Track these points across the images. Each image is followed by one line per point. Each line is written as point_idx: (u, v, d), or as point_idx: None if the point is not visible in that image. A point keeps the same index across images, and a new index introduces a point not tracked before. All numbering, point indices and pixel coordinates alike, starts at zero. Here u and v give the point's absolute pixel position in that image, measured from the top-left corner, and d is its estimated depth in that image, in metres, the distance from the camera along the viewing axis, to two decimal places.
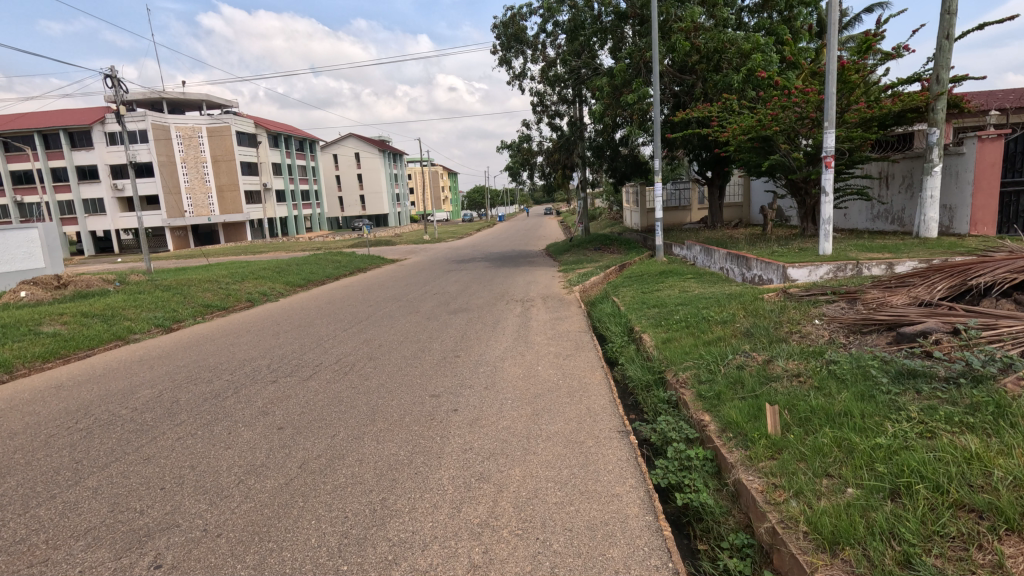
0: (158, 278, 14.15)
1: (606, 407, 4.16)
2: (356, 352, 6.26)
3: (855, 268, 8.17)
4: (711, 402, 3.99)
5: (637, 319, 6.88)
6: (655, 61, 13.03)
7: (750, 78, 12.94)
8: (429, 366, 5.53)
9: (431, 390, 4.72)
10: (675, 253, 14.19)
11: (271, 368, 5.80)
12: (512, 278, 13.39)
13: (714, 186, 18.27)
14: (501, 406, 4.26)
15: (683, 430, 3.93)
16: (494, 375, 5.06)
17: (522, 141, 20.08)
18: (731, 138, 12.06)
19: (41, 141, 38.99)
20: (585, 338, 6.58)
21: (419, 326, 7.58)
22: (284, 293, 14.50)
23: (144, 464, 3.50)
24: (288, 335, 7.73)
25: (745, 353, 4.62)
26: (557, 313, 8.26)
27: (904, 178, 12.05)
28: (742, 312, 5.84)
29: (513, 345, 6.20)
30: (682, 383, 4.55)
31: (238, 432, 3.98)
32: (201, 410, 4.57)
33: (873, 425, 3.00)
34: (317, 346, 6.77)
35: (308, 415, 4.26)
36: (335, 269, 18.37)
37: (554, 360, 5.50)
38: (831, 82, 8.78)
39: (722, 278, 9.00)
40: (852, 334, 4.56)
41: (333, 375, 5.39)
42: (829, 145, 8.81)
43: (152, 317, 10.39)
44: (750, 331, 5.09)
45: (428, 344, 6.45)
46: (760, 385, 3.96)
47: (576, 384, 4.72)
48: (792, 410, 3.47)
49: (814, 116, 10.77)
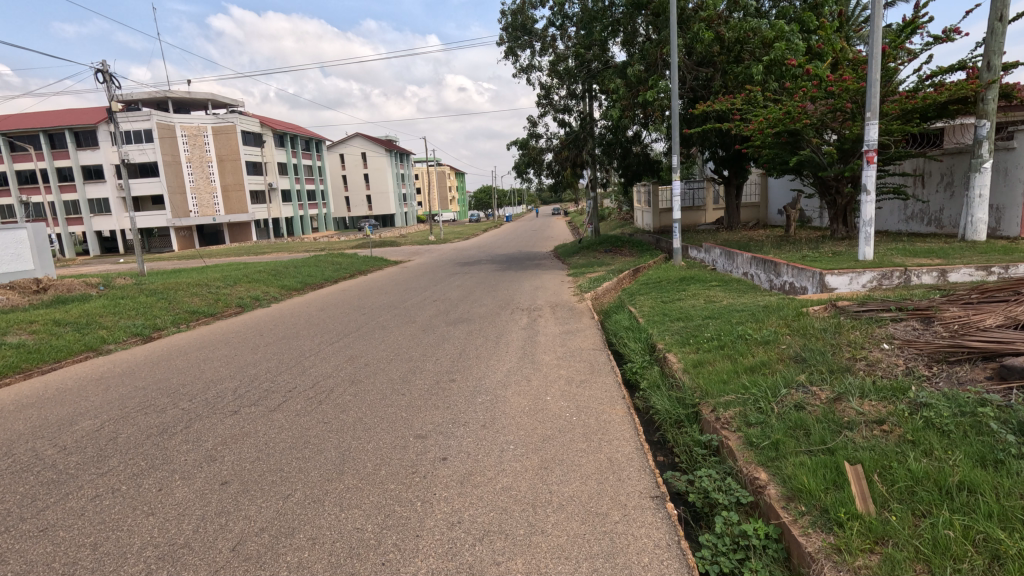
0: (147, 281, 13.44)
1: (633, 457, 3.34)
2: (337, 374, 5.43)
3: (903, 274, 7.23)
4: (767, 454, 3.15)
5: (660, 335, 6.01)
6: (673, 53, 12.08)
7: (773, 69, 12.08)
8: (418, 394, 4.69)
9: (415, 430, 3.89)
10: (691, 255, 13.32)
11: (238, 394, 4.99)
12: (519, 282, 12.54)
13: (731, 185, 17.37)
14: (501, 455, 3.41)
15: (731, 490, 3.08)
16: (493, 408, 4.22)
17: (530, 141, 19.14)
18: (755, 132, 11.12)
19: (47, 141, 38.68)
20: (600, 357, 5.72)
21: (413, 341, 6.75)
22: (278, 297, 13.76)
23: (34, 542, 2.68)
24: (268, 350, 6.93)
25: (801, 387, 3.76)
26: (568, 325, 7.39)
27: (943, 177, 11.20)
28: (786, 330, 4.98)
29: (517, 367, 5.35)
30: (723, 422, 3.71)
31: (171, 489, 3.18)
32: (138, 452, 3.76)
33: (1021, 513, 2.16)
34: (294, 365, 5.95)
35: (261, 465, 3.44)
36: (334, 272, 17.60)
37: (564, 388, 4.67)
38: (874, 68, 7.86)
39: (750, 286, 8.11)
40: (937, 364, 3.68)
41: (304, 405, 4.55)
42: (872, 137, 7.88)
43: (130, 325, 9.64)
44: (805, 356, 4.21)
45: (420, 364, 5.61)
46: (833, 433, 3.11)
47: (593, 422, 3.90)
48: (886, 475, 2.63)
49: (849, 108, 9.94)
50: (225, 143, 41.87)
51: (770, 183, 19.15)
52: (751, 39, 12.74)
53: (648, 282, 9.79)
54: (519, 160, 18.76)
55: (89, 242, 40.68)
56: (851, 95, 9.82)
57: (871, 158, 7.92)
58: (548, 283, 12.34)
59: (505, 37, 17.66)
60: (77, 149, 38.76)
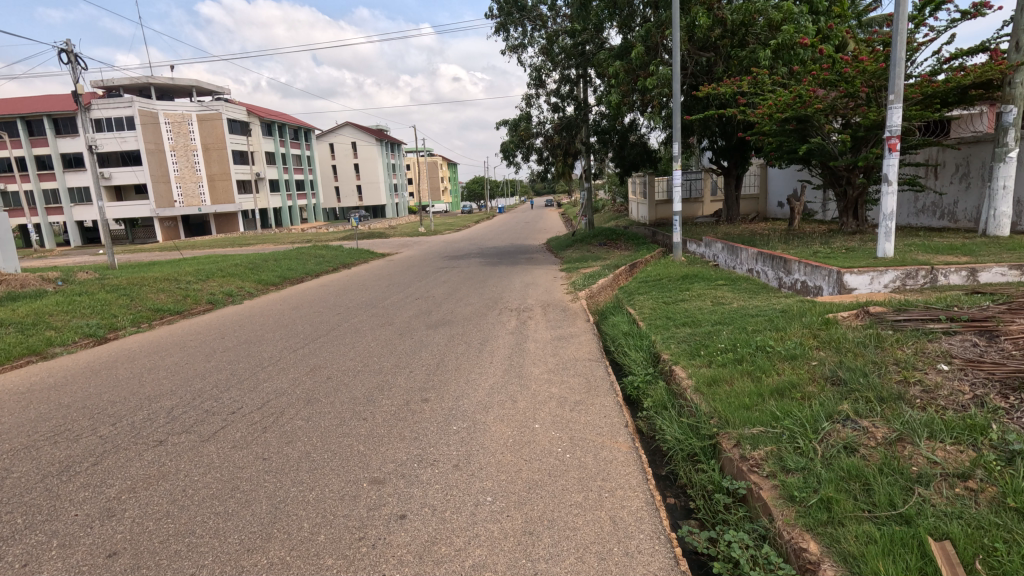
0: (112, 276, 12.56)
1: (643, 517, 2.62)
2: (291, 392, 4.67)
3: (929, 274, 6.55)
4: (815, 516, 2.43)
5: (665, 343, 5.30)
6: (676, 32, 11.21)
7: (781, 53, 11.24)
8: (383, 418, 3.96)
9: (370, 472, 3.15)
10: (690, 250, 12.71)
11: (172, 417, 4.22)
12: (509, 278, 11.80)
13: (730, 176, 16.69)
14: (475, 513, 2.69)
15: (771, 565, 2.36)
16: (470, 442, 3.48)
17: (521, 123, 18.13)
18: (762, 118, 10.38)
19: (25, 128, 37.28)
20: (596, 369, 5.01)
21: (386, 349, 6.00)
22: (254, 293, 12.93)
23: None
24: (225, 358, 6.16)
25: (847, 420, 3.06)
26: (560, 329, 6.64)
27: (958, 168, 10.67)
28: (816, 343, 4.27)
29: (501, 383, 4.60)
30: (752, 463, 2.99)
31: (38, 566, 2.42)
32: (20, 503, 2.98)
33: None
34: (247, 378, 5.19)
35: (167, 526, 2.68)
36: (316, 265, 16.76)
37: (556, 412, 3.93)
38: (899, 45, 7.11)
39: (760, 285, 7.41)
40: (1014, 393, 2.98)
41: (245, 433, 3.81)
42: (896, 122, 7.17)
43: (83, 325, 8.80)
44: (844, 379, 3.51)
45: (390, 379, 4.86)
46: (902, 491, 2.41)
47: (589, 462, 3.18)
48: (995, 566, 1.95)
49: (865, 93, 9.22)
50: (209, 132, 40.65)
51: (770, 174, 18.51)
52: (756, 22, 11.87)
53: (647, 279, 9.08)
54: (508, 145, 17.86)
55: (70, 233, 39.46)
56: (867, 78, 9.13)
57: (894, 145, 7.20)
58: (540, 279, 11.59)
59: (497, 14, 16.75)
60: (56, 136, 37.39)
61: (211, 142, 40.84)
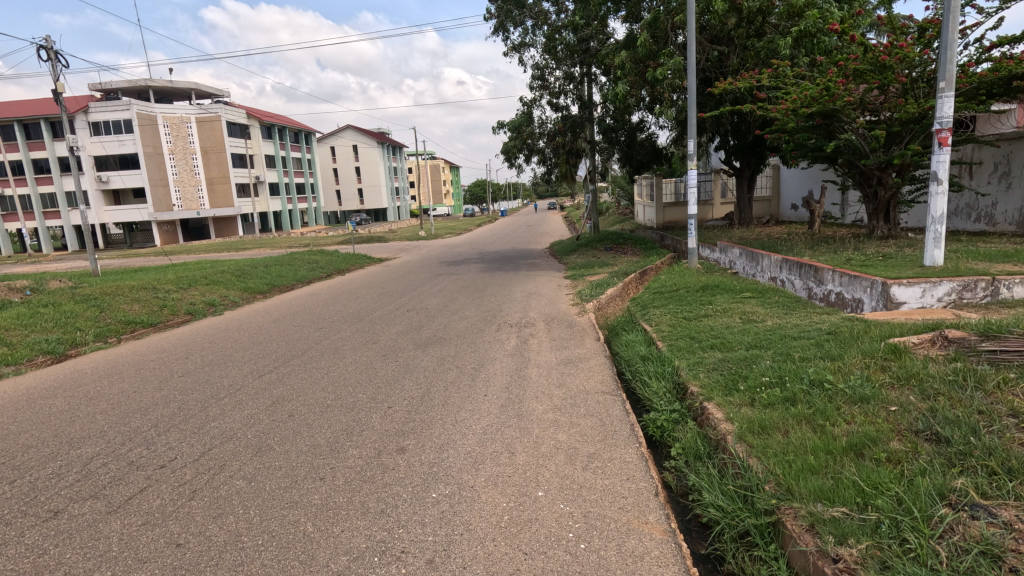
0: (87, 285, 11.72)
1: None
2: (241, 436, 3.82)
3: (989, 286, 5.69)
4: None
5: (694, 372, 4.44)
6: (690, 22, 10.37)
7: (803, 43, 10.41)
8: (345, 478, 3.13)
9: (312, 571, 2.32)
10: (705, 257, 11.87)
11: (87, 472, 3.40)
12: (510, 288, 10.96)
13: (744, 176, 15.83)
14: None
15: None
16: (451, 521, 2.63)
17: (522, 122, 17.31)
18: (783, 114, 9.55)
19: (21, 131, 36.65)
20: (611, 405, 4.17)
21: (364, 375, 5.17)
22: (238, 302, 12.11)
23: None
24: (179, 385, 5.34)
25: (974, 506, 2.20)
26: (567, 351, 5.81)
27: (996, 167, 9.83)
28: (890, 380, 3.41)
29: (497, 427, 3.74)
30: (840, 566, 2.12)
31: None
32: None
33: None
34: (196, 415, 4.36)
35: None
36: (308, 272, 15.92)
37: (562, 472, 3.08)
38: (952, 25, 6.28)
39: (792, 298, 6.55)
40: None
41: (168, 500, 2.97)
42: (947, 113, 6.33)
43: (41, 341, 7.96)
44: (947, 437, 2.66)
45: (363, 418, 4.03)
46: None
47: (611, 559, 2.32)
48: None
49: (902, 82, 8.37)
50: (208, 135, 40.01)
51: (784, 175, 17.69)
52: (775, 10, 11.07)
53: (662, 289, 8.24)
54: (511, 146, 17.05)
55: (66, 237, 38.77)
56: (903, 67, 8.31)
57: (945, 139, 6.35)
58: (543, 288, 10.73)
59: (495, 12, 16.00)
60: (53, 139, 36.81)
61: (210, 145, 40.20)
